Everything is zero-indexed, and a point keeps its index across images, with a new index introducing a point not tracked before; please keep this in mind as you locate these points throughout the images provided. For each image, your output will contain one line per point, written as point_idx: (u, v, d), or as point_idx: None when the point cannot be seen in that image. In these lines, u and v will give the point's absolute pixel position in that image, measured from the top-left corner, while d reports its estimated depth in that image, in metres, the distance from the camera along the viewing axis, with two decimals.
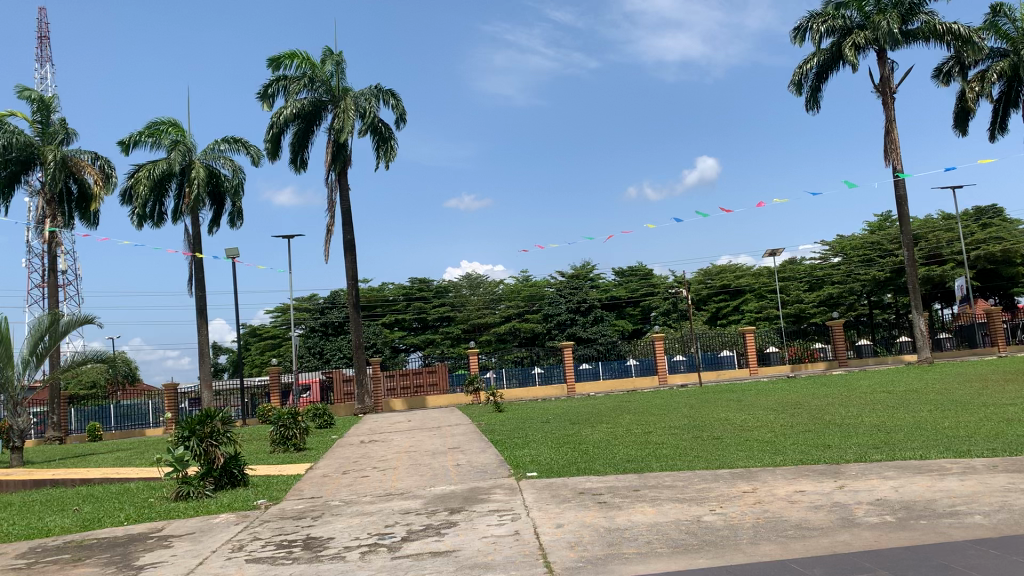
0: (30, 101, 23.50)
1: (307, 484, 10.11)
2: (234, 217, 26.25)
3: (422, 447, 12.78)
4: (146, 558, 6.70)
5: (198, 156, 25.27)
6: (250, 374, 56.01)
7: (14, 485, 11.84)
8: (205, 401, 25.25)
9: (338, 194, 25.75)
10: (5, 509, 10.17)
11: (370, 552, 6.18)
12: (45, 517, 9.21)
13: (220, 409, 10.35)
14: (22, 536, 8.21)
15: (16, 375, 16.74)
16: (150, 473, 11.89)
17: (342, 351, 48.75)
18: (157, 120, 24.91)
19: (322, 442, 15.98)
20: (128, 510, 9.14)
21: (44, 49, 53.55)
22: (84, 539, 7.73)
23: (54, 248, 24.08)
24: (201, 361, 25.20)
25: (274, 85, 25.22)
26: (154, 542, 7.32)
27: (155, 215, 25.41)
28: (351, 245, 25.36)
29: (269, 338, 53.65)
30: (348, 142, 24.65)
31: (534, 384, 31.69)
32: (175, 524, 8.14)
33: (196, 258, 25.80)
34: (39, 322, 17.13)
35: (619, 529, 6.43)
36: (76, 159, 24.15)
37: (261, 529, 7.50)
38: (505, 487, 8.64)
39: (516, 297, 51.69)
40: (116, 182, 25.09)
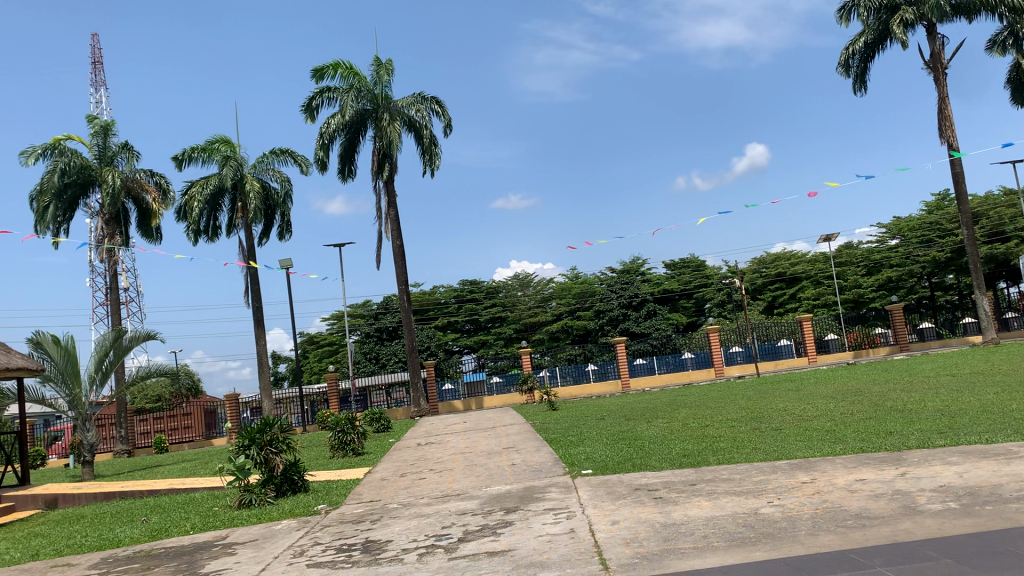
0: (91, 126, 24.23)
1: (366, 488, 10.25)
2: (284, 229, 26.72)
3: (477, 448, 12.83)
4: (212, 566, 6.87)
5: (249, 170, 25.78)
6: (309, 381, 56.91)
7: (85, 498, 12.20)
8: (267, 410, 25.67)
9: (386, 200, 25.99)
10: (79, 521, 10.54)
11: (427, 553, 6.24)
12: (116, 528, 9.52)
13: (280, 417, 10.54)
14: (94, 547, 8.49)
15: (83, 393, 17.30)
16: (214, 483, 12.19)
17: (398, 355, 49.34)
18: (209, 137, 25.46)
19: (381, 446, 16.17)
20: (194, 520, 9.37)
21: (98, 73, 55.15)
22: (153, 548, 7.96)
23: (115, 265, 24.79)
24: (261, 370, 25.64)
25: (319, 97, 25.56)
26: (219, 549, 7.51)
27: (209, 230, 25.96)
28: (401, 251, 25.57)
29: (326, 345, 54.56)
30: (394, 150, 24.92)
31: (588, 381, 31.61)
32: (239, 532, 8.32)
33: (251, 270, 26.33)
34: (104, 338, 17.67)
35: (675, 524, 6.39)
36: (133, 178, 24.83)
37: (322, 533, 7.64)
38: (559, 485, 8.64)
39: (567, 294, 51.59)
40: (173, 197, 25.79)
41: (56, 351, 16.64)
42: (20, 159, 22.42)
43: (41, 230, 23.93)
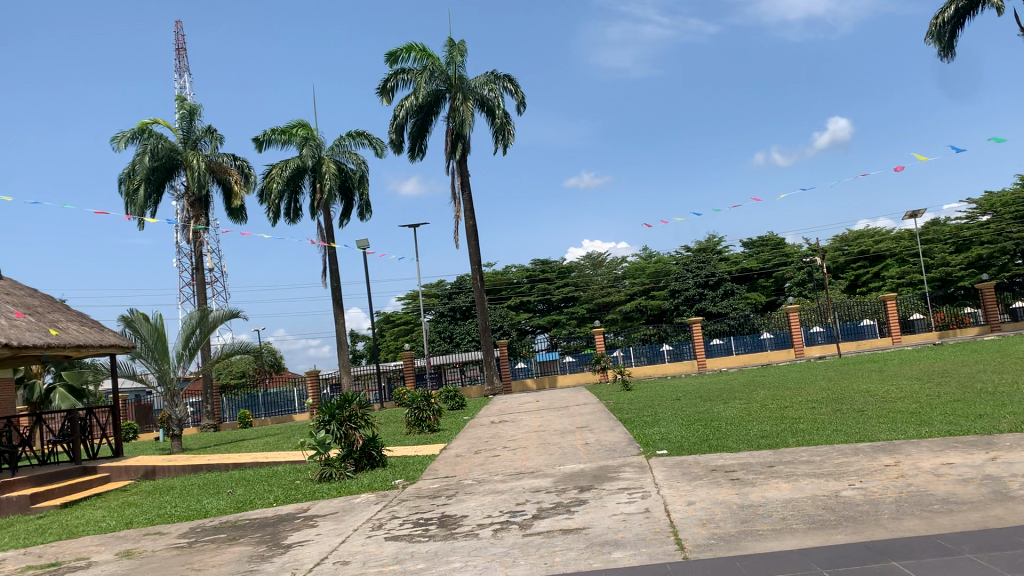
0: (179, 110, 24.93)
1: (442, 464, 10.39)
2: (363, 210, 27.10)
3: (551, 427, 12.86)
4: (294, 537, 7.09)
5: (327, 152, 26.23)
6: (385, 359, 57.89)
7: (174, 471, 12.68)
8: (345, 386, 26.19)
9: (459, 180, 26.11)
10: (169, 492, 10.99)
11: (502, 529, 6.31)
12: (203, 499, 9.89)
13: (358, 394, 10.78)
14: (183, 517, 8.84)
15: (172, 369, 17.97)
16: (295, 457, 12.54)
17: (471, 335, 49.81)
18: (289, 121, 26.02)
19: (456, 423, 16.34)
20: (278, 492, 9.67)
21: (182, 60, 56.68)
22: (238, 519, 8.26)
23: (200, 246, 25.53)
24: (339, 348, 26.17)
25: (393, 79, 25.78)
26: (301, 522, 7.72)
27: (290, 212, 26.55)
28: (474, 230, 25.70)
29: (402, 324, 55.46)
30: (467, 130, 24.99)
31: (663, 361, 31.34)
32: (320, 504, 8.55)
33: (330, 250, 26.83)
34: (190, 317, 18.30)
35: (753, 505, 6.30)
36: (217, 162, 25.53)
37: (399, 508, 7.79)
38: (634, 465, 8.60)
39: (641, 274, 51.18)
40: (255, 180, 26.46)
41: (146, 328, 17.27)
42: (111, 145, 23.29)
43: (131, 213, 24.86)
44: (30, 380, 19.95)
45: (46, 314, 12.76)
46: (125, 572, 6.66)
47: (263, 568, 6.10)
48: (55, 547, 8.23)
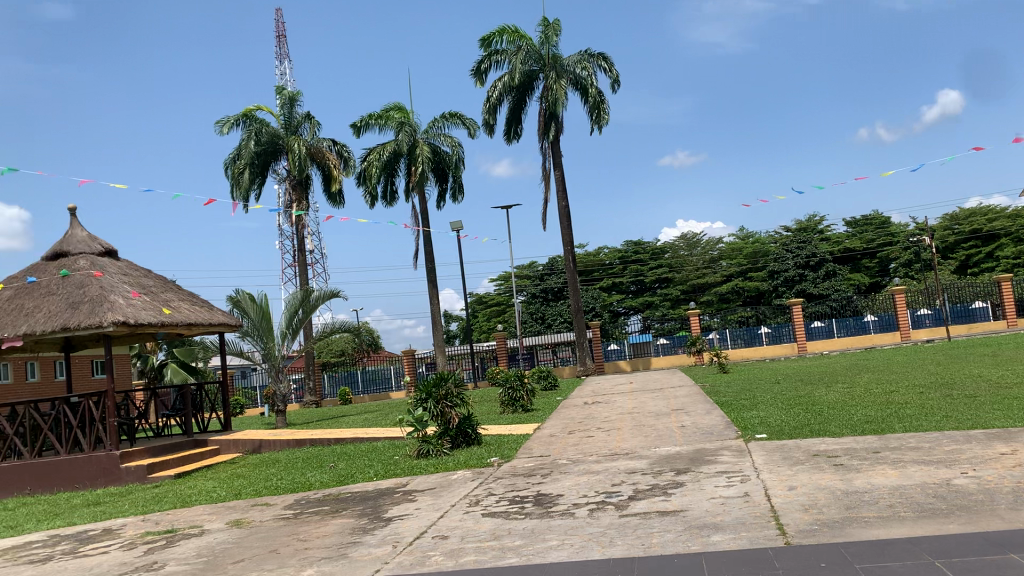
0: (279, 97, 25.65)
1: (536, 444, 10.44)
2: (457, 191, 27.36)
3: (645, 409, 12.77)
4: (394, 511, 7.27)
5: (422, 135, 26.56)
6: (478, 340, 58.53)
7: (279, 445, 13.16)
8: (440, 365, 26.60)
9: (552, 161, 26.04)
10: (274, 465, 11.44)
11: (598, 509, 6.31)
12: (306, 472, 10.27)
13: (454, 373, 10.93)
14: (289, 489, 9.19)
15: (277, 347, 18.61)
16: (393, 433, 12.84)
17: (563, 316, 49.81)
18: (385, 105, 26.43)
19: (549, 403, 16.40)
20: (378, 467, 9.93)
21: (281, 46, 58.11)
22: (340, 493, 8.52)
23: (302, 229, 26.26)
24: (434, 328, 26.55)
25: (487, 62, 25.88)
26: (400, 496, 7.91)
27: (387, 195, 27.02)
28: (567, 211, 25.62)
29: (494, 305, 55.96)
30: (561, 110, 24.88)
31: (761, 344, 30.60)
32: (418, 480, 8.74)
33: (425, 232, 27.20)
34: (294, 297, 18.89)
35: (858, 492, 6.11)
36: (317, 147, 26.21)
37: (495, 485, 7.88)
38: (732, 448, 8.45)
39: (738, 254, 50.10)
40: (353, 164, 27.03)
41: (252, 308, 17.91)
42: (216, 130, 24.18)
43: (237, 197, 25.78)
44: (144, 354, 21.08)
45: (160, 294, 13.40)
46: (236, 540, 6.98)
47: (365, 540, 6.28)
48: (171, 514, 8.68)
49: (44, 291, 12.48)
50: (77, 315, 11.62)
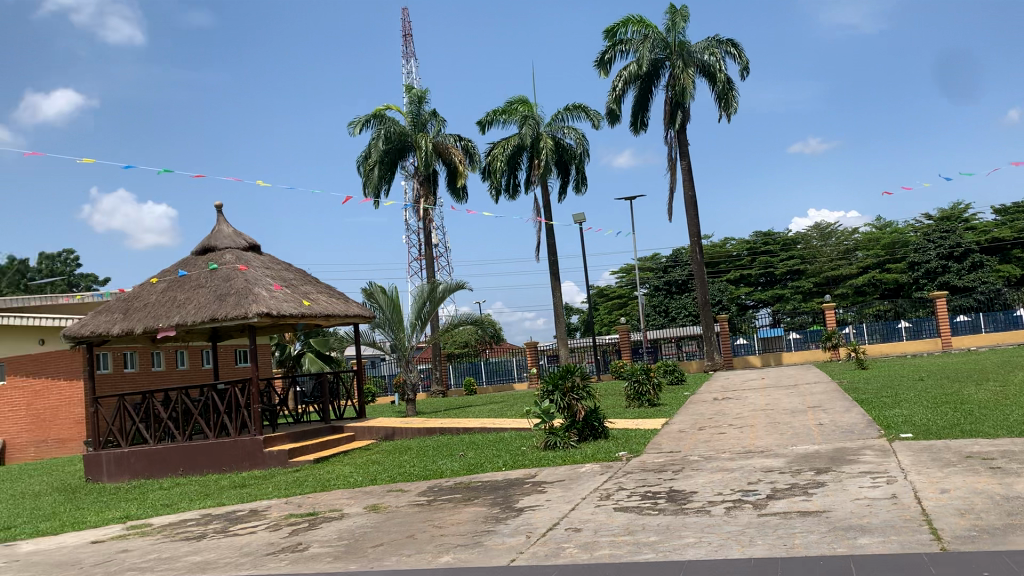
0: (408, 95, 26.25)
1: (665, 439, 10.30)
2: (580, 184, 27.28)
3: (779, 406, 12.36)
4: (526, 501, 7.33)
5: (546, 128, 26.61)
6: (602, 332, 58.31)
7: (410, 433, 13.50)
8: (564, 358, 26.62)
9: (678, 150, 25.59)
10: (407, 452, 11.76)
11: (734, 507, 6.16)
12: (438, 460, 10.50)
13: (580, 365, 10.88)
14: (421, 477, 9.42)
15: (408, 337, 19.10)
16: (521, 424, 12.94)
17: (688, 309, 48.91)
18: (510, 99, 26.61)
19: (677, 398, 16.15)
20: (506, 457, 10.04)
21: (407, 45, 59.50)
22: (471, 481, 8.67)
23: (429, 223, 26.82)
24: (557, 321, 26.59)
25: (611, 52, 25.66)
26: (531, 487, 7.97)
27: (510, 188, 27.24)
28: (693, 201, 25.13)
29: (616, 298, 55.62)
30: (687, 99, 24.41)
31: (901, 339, 29.10)
32: (547, 472, 8.78)
33: (549, 225, 27.27)
34: (421, 289, 19.36)
35: (1020, 497, 5.71)
36: (443, 143, 26.70)
37: (626, 480, 7.82)
38: (876, 448, 8.07)
39: (875, 244, 47.78)
40: (478, 159, 27.39)
41: (384, 300, 18.51)
42: (349, 130, 25.00)
43: (367, 193, 26.58)
44: (282, 344, 22.12)
45: (300, 287, 13.98)
46: (374, 524, 7.20)
47: (499, 529, 6.35)
48: (311, 498, 9.05)
49: (194, 284, 13.24)
50: (223, 307, 12.28)
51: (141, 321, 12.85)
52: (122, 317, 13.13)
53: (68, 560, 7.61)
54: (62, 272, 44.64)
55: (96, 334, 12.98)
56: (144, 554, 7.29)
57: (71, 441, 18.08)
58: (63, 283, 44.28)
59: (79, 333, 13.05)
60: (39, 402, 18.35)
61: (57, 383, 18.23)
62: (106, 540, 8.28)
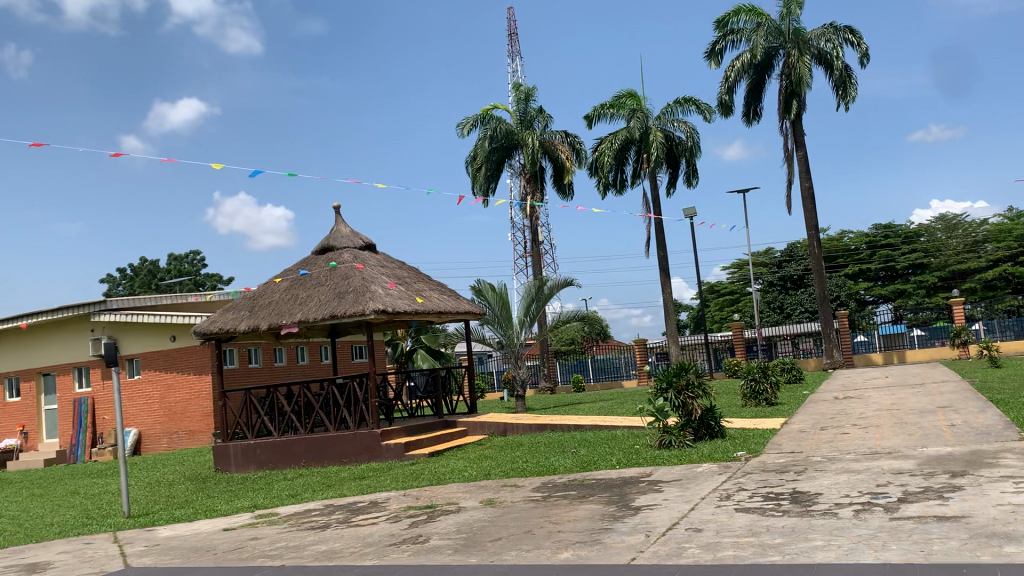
0: (515, 92, 26.43)
1: (785, 439, 10.00)
2: (691, 177, 26.81)
3: (906, 406, 11.81)
4: (643, 500, 7.26)
5: (655, 121, 26.26)
6: (713, 329, 57.17)
7: (522, 429, 13.58)
8: (674, 355, 26.24)
9: (793, 141, 24.84)
10: (519, 448, 11.85)
11: (864, 510, 5.92)
12: (551, 457, 10.52)
13: (694, 363, 10.71)
14: (535, 473, 9.47)
15: (516, 333, 19.21)
16: (634, 422, 12.83)
17: (804, 305, 47.37)
18: (617, 93, 26.39)
19: (795, 397, 15.66)
20: (620, 455, 9.97)
21: (514, 43, 59.80)
22: (586, 479, 8.65)
23: (536, 220, 26.89)
24: (668, 318, 26.23)
25: (723, 42, 25.11)
26: (647, 485, 7.89)
27: (618, 183, 27.06)
28: (810, 193, 24.33)
29: (728, 294, 54.47)
30: (803, 88, 23.66)
31: None
32: (663, 470, 8.67)
33: (658, 220, 26.92)
34: (529, 285, 19.40)
35: None
36: (550, 140, 26.75)
37: (746, 480, 7.64)
38: (1017, 452, 7.60)
39: (1007, 236, 45.04)
40: (585, 155, 27.29)
41: (492, 297, 18.70)
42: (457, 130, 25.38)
43: (476, 191, 26.92)
44: (394, 341, 22.64)
45: (413, 284, 14.28)
46: (492, 519, 7.28)
47: (617, 528, 6.31)
48: (429, 491, 9.23)
49: (314, 282, 13.73)
50: (343, 304, 12.68)
51: (266, 318, 13.41)
52: (249, 314, 13.73)
53: (203, 545, 8.01)
54: (189, 271, 47.07)
55: (224, 330, 13.62)
56: (273, 542, 7.60)
57: (201, 433, 18.99)
58: (191, 283, 46.63)
59: (209, 330, 13.72)
60: (172, 395, 19.36)
61: (187, 378, 19.16)
62: (236, 527, 8.67)
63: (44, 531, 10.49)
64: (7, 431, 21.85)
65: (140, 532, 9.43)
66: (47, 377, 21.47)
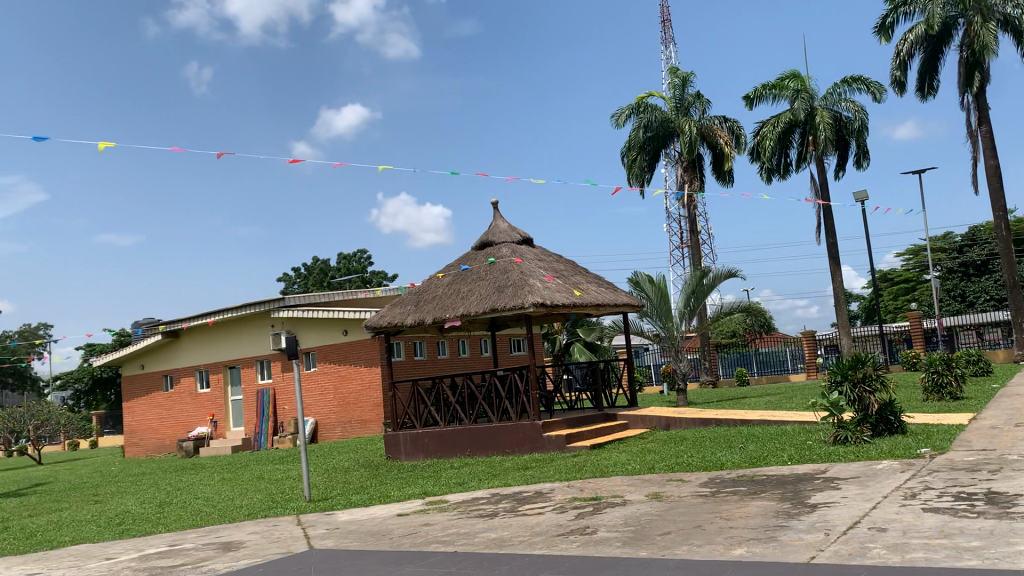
0: (671, 79, 25.96)
1: (975, 436, 9.30)
2: (861, 159, 25.44)
3: None
4: (819, 498, 6.95)
5: (820, 102, 25.07)
6: (887, 320, 54.07)
7: (686, 423, 13.35)
8: (845, 347, 24.99)
9: (976, 116, 23.06)
10: (683, 442, 11.65)
11: None
12: (718, 451, 10.29)
13: (871, 355, 10.15)
14: (701, 467, 9.28)
15: (676, 326, 18.93)
16: (805, 417, 12.31)
17: (989, 293, 43.91)
18: (779, 74, 25.37)
19: (984, 391, 14.54)
20: (791, 451, 9.61)
21: (667, 31, 58.77)
22: (755, 474, 8.39)
23: (694, 209, 26.34)
24: (837, 308, 25.03)
25: (894, 14, 23.63)
26: (823, 482, 7.55)
27: (781, 167, 26.10)
28: (996, 171, 22.51)
29: (902, 282, 51.37)
30: (987, 58, 21.92)
31: None
32: (839, 467, 8.28)
33: (825, 206, 25.70)
34: (689, 278, 19.03)
35: None
36: (708, 126, 26.13)
37: (933, 479, 7.16)
38: None
39: None
40: (745, 140, 26.45)
41: (651, 289, 18.53)
42: (613, 120, 25.23)
43: (632, 183, 26.69)
44: (553, 334, 22.84)
45: (572, 277, 14.33)
46: (659, 512, 7.20)
47: (793, 525, 6.08)
48: (593, 483, 9.24)
49: (475, 277, 14.04)
50: (503, 298, 12.89)
51: (431, 312, 13.84)
52: (415, 308, 14.22)
53: (379, 530, 8.39)
54: (357, 269, 49.41)
55: (392, 324, 14.18)
56: (445, 528, 7.85)
57: (372, 422, 19.87)
58: (359, 280, 48.91)
59: (378, 324, 14.33)
60: (345, 386, 20.38)
61: (358, 369, 20.12)
62: (409, 513, 9.02)
63: (236, 512, 11.33)
64: (199, 420, 23.68)
65: (320, 515, 9.99)
66: (233, 369, 23.17)
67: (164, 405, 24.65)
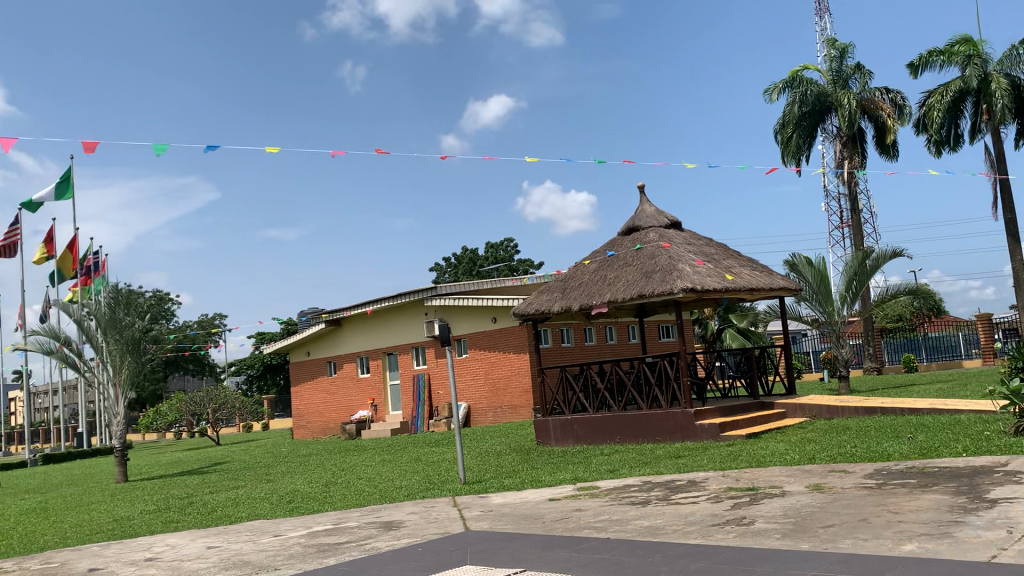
0: (828, 50, 24.65)
1: None
2: None
3: None
4: (999, 492, 6.46)
5: (995, 67, 23.17)
6: None
7: (848, 412, 12.74)
8: None
9: None
10: (845, 432, 11.13)
11: None
12: (883, 442, 9.76)
13: None
14: (865, 458, 8.84)
15: (837, 310, 18.08)
16: (982, 407, 11.46)
17: None
18: (949, 38, 23.59)
19: None
20: (967, 442, 8.99)
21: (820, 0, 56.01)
22: (926, 467, 7.90)
23: (855, 187, 25.04)
24: (1018, 289, 23.17)
25: None
26: (1004, 476, 7.01)
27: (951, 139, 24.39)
28: None
29: None
30: None
31: None
32: (1022, 460, 7.67)
33: (1002, 179, 23.79)
34: (851, 259, 18.10)
35: None
36: (869, 99, 24.71)
37: None
38: None
39: None
40: (910, 111, 24.84)
41: (809, 272, 17.78)
42: (765, 98, 24.31)
43: (788, 162, 25.71)
44: (704, 319, 22.36)
45: (722, 261, 13.96)
46: (821, 504, 6.91)
47: (970, 521, 5.69)
48: (749, 473, 8.99)
49: (622, 263, 13.93)
50: (651, 283, 12.73)
51: (577, 298, 13.86)
52: (561, 295, 14.28)
53: (532, 514, 8.50)
54: (505, 258, 50.15)
55: (540, 311, 14.30)
56: (598, 514, 7.86)
57: (522, 408, 20.15)
58: (507, 268, 49.66)
59: (526, 311, 14.49)
60: (495, 372, 20.76)
61: (508, 356, 20.44)
62: (561, 498, 9.09)
63: (394, 492, 11.79)
64: (360, 404, 24.78)
65: (475, 497, 10.24)
66: (391, 355, 24.06)
67: (328, 389, 25.96)
